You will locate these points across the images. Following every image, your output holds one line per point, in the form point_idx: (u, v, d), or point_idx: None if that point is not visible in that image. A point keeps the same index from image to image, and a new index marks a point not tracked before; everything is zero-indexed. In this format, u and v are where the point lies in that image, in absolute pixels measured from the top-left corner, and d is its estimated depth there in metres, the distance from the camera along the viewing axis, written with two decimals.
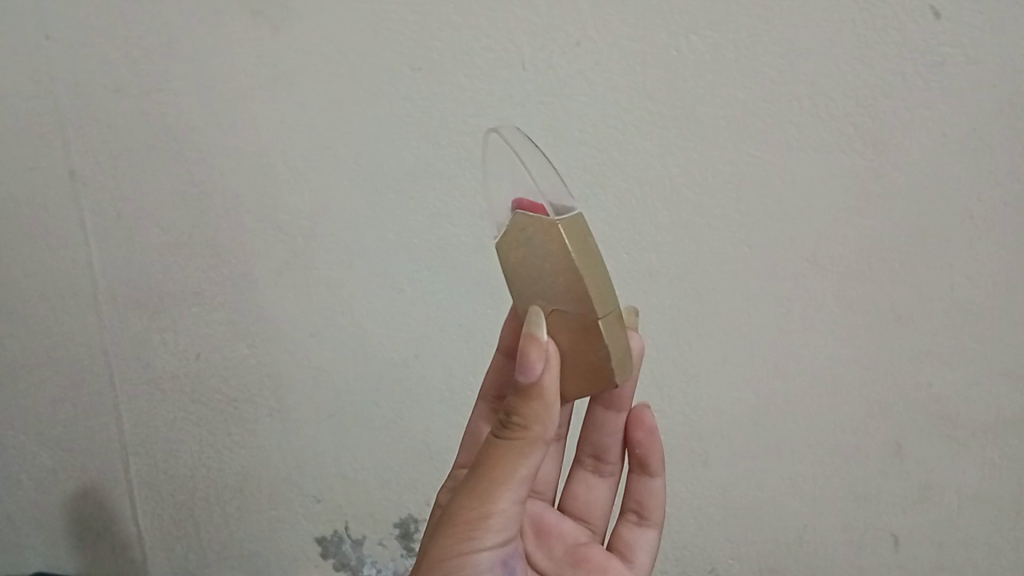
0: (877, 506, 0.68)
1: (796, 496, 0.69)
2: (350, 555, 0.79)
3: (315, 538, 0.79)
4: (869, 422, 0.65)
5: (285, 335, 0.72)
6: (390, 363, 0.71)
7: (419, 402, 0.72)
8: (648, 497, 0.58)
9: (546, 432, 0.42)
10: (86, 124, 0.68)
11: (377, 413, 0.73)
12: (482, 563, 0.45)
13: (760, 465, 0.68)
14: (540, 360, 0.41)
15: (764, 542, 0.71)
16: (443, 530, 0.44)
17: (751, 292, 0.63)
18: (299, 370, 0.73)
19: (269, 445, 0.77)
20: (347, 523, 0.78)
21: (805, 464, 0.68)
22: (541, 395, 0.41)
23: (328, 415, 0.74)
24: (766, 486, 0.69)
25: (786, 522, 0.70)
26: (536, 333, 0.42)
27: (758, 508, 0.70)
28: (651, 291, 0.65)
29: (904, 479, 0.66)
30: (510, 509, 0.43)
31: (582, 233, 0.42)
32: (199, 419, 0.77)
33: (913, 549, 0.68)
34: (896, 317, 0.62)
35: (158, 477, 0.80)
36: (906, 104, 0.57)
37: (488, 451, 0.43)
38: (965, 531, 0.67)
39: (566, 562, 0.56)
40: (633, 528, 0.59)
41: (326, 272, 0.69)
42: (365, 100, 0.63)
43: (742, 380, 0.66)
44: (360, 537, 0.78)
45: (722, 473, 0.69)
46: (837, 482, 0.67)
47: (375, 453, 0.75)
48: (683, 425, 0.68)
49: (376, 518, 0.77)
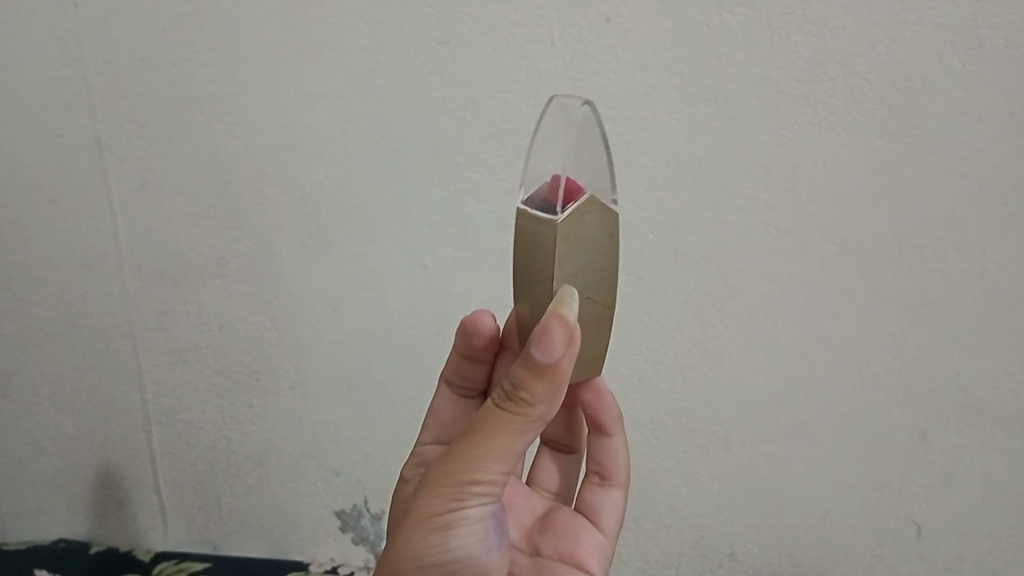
0: (899, 494, 0.67)
1: (817, 482, 0.68)
2: (368, 530, 0.80)
3: (335, 511, 0.81)
4: (894, 410, 0.64)
5: (307, 309, 0.72)
6: (412, 339, 0.71)
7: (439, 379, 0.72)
8: (606, 456, 0.58)
9: (551, 409, 0.41)
10: (112, 94, 0.68)
11: (397, 389, 0.74)
12: (472, 520, 0.44)
13: (781, 450, 0.68)
14: (562, 340, 0.38)
15: (783, 527, 0.70)
16: (429, 489, 0.43)
17: (778, 276, 0.62)
18: (320, 344, 0.73)
19: (290, 418, 0.77)
20: (366, 497, 0.79)
21: (827, 452, 0.67)
22: (556, 376, 0.39)
23: (349, 388, 0.75)
24: (787, 471, 0.68)
25: (806, 508, 0.69)
26: (563, 312, 0.39)
27: (778, 494, 0.69)
28: (676, 274, 0.64)
29: (927, 467, 0.65)
30: (503, 474, 0.42)
31: None
32: (220, 390, 0.78)
33: (934, 538, 0.68)
34: (925, 303, 0.61)
35: (180, 447, 0.81)
36: (944, 86, 0.55)
37: (483, 418, 0.42)
38: (986, 523, 0.66)
39: (534, 529, 0.56)
40: (597, 490, 0.58)
41: (349, 246, 0.69)
42: (391, 75, 0.62)
43: (765, 363, 0.65)
44: (379, 512, 0.79)
45: (742, 457, 0.69)
46: (858, 469, 0.67)
47: (394, 428, 0.75)
48: (704, 409, 0.68)
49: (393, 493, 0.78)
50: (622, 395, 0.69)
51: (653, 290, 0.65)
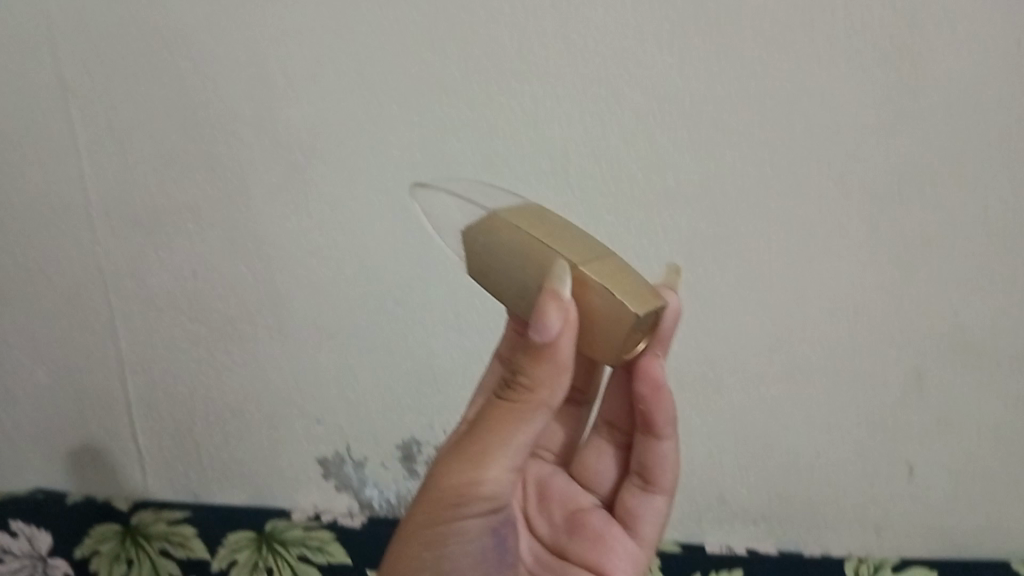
0: (893, 434, 0.66)
1: (811, 425, 0.67)
2: (351, 477, 0.78)
3: (317, 458, 0.78)
4: (890, 352, 0.63)
5: (285, 253, 0.69)
6: (395, 283, 0.69)
7: (425, 324, 0.70)
8: (652, 458, 0.53)
9: (552, 400, 0.40)
10: (74, 28, 0.64)
11: (380, 334, 0.71)
12: (471, 531, 0.43)
13: (774, 393, 0.66)
14: (559, 319, 0.37)
15: (775, 471, 0.69)
16: (428, 494, 0.42)
17: (774, 215, 0.60)
18: (299, 289, 0.71)
19: (270, 364, 0.75)
20: (348, 443, 0.77)
21: (820, 394, 0.66)
22: (557, 359, 0.38)
23: (329, 334, 0.72)
24: (781, 417, 0.67)
25: (799, 452, 0.68)
26: (558, 291, 0.37)
27: (770, 437, 0.67)
28: (668, 214, 0.61)
29: (923, 408, 0.64)
30: (502, 476, 0.41)
31: (534, 214, 0.41)
32: (197, 337, 0.75)
33: (926, 480, 0.67)
34: (924, 242, 0.59)
35: (157, 396, 0.79)
36: (946, 15, 0.53)
37: (484, 413, 0.41)
38: (982, 464, 0.66)
39: (562, 528, 0.53)
40: (638, 494, 0.54)
41: (327, 187, 0.66)
42: (368, 7, 0.59)
43: (761, 305, 0.63)
44: (362, 459, 0.77)
45: (734, 402, 0.67)
46: (853, 412, 0.66)
47: (379, 375, 0.73)
48: (696, 353, 0.66)
49: (378, 439, 0.76)
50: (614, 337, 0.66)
51: (645, 229, 0.62)
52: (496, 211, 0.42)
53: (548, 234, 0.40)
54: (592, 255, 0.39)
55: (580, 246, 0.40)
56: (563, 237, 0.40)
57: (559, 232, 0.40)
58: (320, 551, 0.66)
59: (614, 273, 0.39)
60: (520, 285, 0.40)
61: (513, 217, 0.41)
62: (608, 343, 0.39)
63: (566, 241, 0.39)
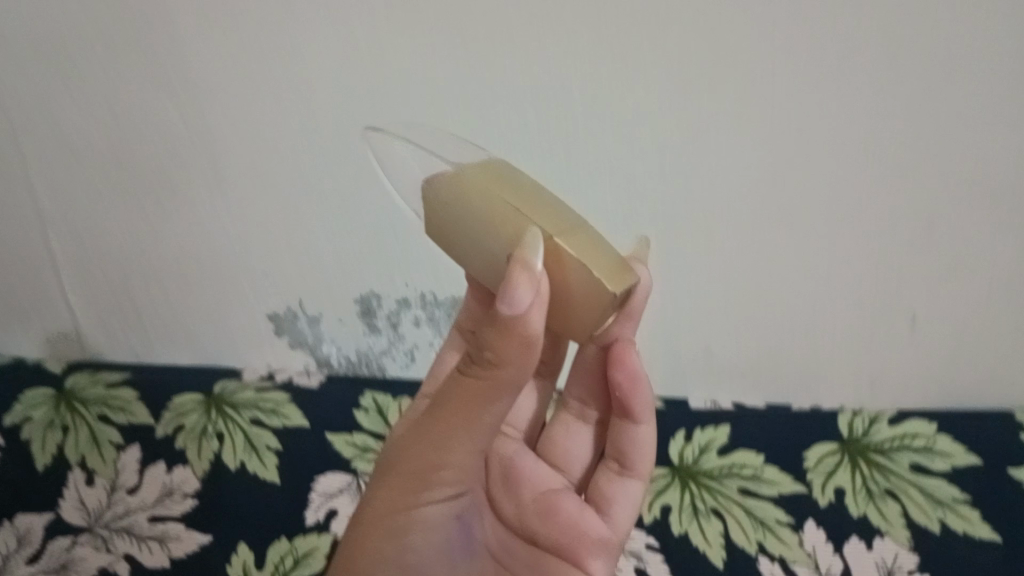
0: (924, 318, 0.51)
1: (824, 314, 0.52)
2: (307, 333, 0.63)
3: (267, 314, 0.62)
4: (927, 227, 0.47)
5: (118, 108, 0.51)
6: (273, 144, 0.51)
7: (345, 199, 0.53)
8: (628, 442, 0.41)
9: (522, 376, 0.29)
10: None
11: (269, 213, 0.55)
12: (431, 520, 0.34)
13: (777, 278, 0.51)
14: (529, 288, 0.27)
15: (780, 365, 0.55)
16: (382, 476, 0.34)
17: (783, 36, 0.41)
18: (151, 157, 0.54)
19: (142, 248, 0.60)
20: (302, 297, 0.61)
21: (839, 280, 0.50)
22: (527, 334, 0.28)
23: (206, 213, 0.56)
24: (737, 259, 0.50)
25: (811, 341, 0.54)
26: (528, 256, 0.28)
27: (771, 327, 0.53)
28: (639, 33, 0.42)
29: (964, 287, 0.50)
30: (466, 460, 0.32)
31: (501, 171, 0.31)
32: (38, 223, 0.59)
33: (968, 365, 0.53)
34: (992, 74, 0.41)
35: (12, 290, 0.64)
36: None
37: (444, 390, 0.31)
38: (983, 315, 0.51)
39: (529, 510, 0.39)
40: (613, 479, 0.42)
41: (148, 18, 0.47)
42: None
43: (762, 171, 0.46)
44: (318, 314, 0.61)
45: (725, 289, 0.52)
46: (874, 299, 0.51)
47: (279, 257, 0.58)
48: (678, 228, 0.50)
49: (326, 295, 0.60)
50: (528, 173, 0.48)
51: (602, 62, 0.44)
52: (457, 165, 0.32)
53: (514, 194, 0.30)
54: (568, 223, 0.30)
55: (556, 211, 0.30)
56: (534, 198, 0.30)
57: (529, 191, 0.31)
58: (275, 414, 0.58)
59: (596, 245, 0.30)
60: (485, 256, 0.30)
61: (479, 173, 0.31)
62: (586, 330, 0.30)
63: (536, 203, 0.30)
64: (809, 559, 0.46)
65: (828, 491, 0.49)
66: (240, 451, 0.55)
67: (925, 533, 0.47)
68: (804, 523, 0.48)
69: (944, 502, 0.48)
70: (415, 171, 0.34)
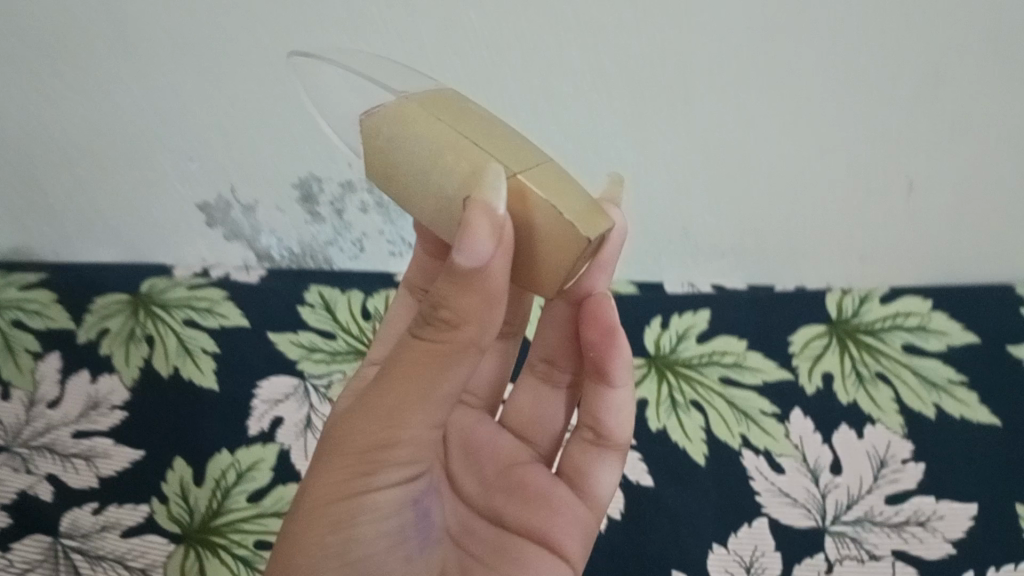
0: (932, 193, 0.45)
1: (821, 192, 0.46)
2: (242, 224, 0.54)
3: (195, 203, 0.53)
4: (946, 95, 0.40)
5: None
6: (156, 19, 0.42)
7: (255, 82, 0.44)
8: (603, 413, 0.37)
9: (483, 334, 0.26)
10: None
11: (167, 102, 0.46)
12: (383, 507, 0.28)
13: (769, 157, 0.44)
14: (489, 232, 0.24)
15: (768, 244, 0.50)
16: (324, 454, 0.28)
17: None
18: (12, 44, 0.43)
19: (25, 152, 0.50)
20: (232, 184, 0.51)
21: (839, 157, 0.44)
22: (487, 286, 0.25)
23: (94, 106, 0.47)
24: (723, 125, 0.42)
25: (803, 220, 0.48)
26: (488, 196, 0.24)
27: (760, 208, 0.47)
28: None
29: (979, 158, 0.43)
30: (423, 434, 0.28)
31: (452, 101, 0.27)
32: None
33: (975, 234, 0.47)
34: None
35: None
36: None
37: (394, 356, 0.27)
38: (998, 186, 0.44)
39: (496, 489, 0.36)
40: (586, 450, 0.38)
41: None
42: None
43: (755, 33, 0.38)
44: (252, 202, 0.52)
45: (710, 169, 0.45)
46: (878, 174, 0.44)
47: (188, 154, 0.49)
48: (655, 102, 0.42)
49: (254, 185, 0.51)
50: (474, 17, 0.39)
51: None
52: (401, 94, 0.27)
53: (471, 127, 0.26)
54: (532, 157, 0.25)
55: (516, 144, 0.26)
56: (493, 130, 0.26)
57: (486, 123, 0.26)
58: (211, 313, 0.53)
59: (565, 182, 0.25)
60: (435, 197, 0.26)
61: (427, 103, 0.26)
62: (556, 285, 0.26)
63: (494, 134, 0.26)
64: (796, 451, 0.44)
65: (817, 377, 0.47)
66: (173, 355, 0.50)
67: (920, 418, 0.45)
68: (791, 413, 0.45)
69: (940, 385, 0.46)
70: (355, 105, 0.30)
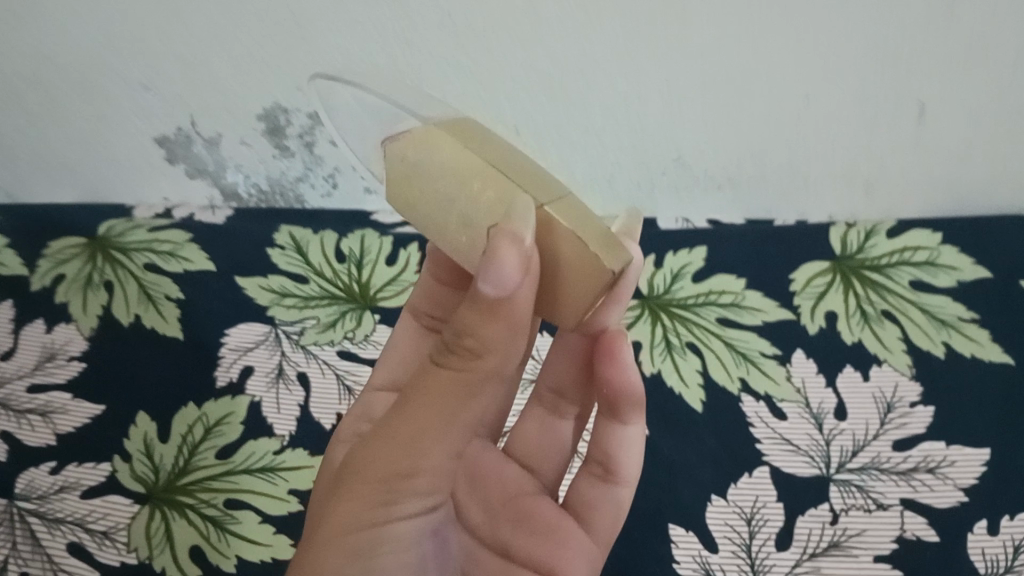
0: (944, 118, 0.42)
1: (824, 118, 0.42)
2: (205, 159, 0.50)
3: (154, 137, 0.49)
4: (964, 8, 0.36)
5: None
6: None
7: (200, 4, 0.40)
8: (615, 447, 0.35)
9: (505, 364, 0.26)
10: None
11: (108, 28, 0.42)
12: (406, 537, 0.28)
13: (770, 81, 0.40)
14: (519, 263, 0.23)
15: (768, 173, 0.47)
16: (341, 485, 0.27)
17: None
18: None
19: None
20: (192, 116, 0.47)
21: (845, 80, 0.40)
22: (513, 316, 0.24)
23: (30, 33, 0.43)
24: (721, 46, 0.39)
25: (805, 149, 0.45)
26: (518, 225, 0.23)
27: (759, 136, 0.44)
28: None
29: (997, 80, 0.39)
30: (442, 464, 0.27)
31: (473, 129, 0.26)
32: None
33: (988, 162, 0.44)
34: None
35: None
36: None
37: (412, 387, 0.26)
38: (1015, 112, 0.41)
39: (501, 516, 0.33)
40: (594, 485, 0.35)
41: None
42: None
43: None
44: (215, 136, 0.48)
45: (706, 94, 0.42)
46: (885, 100, 0.41)
47: (137, 85, 0.45)
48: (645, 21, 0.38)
49: (215, 116, 0.47)
50: None
51: None
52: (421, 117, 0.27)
53: (493, 155, 0.25)
54: (555, 190, 0.25)
55: (540, 175, 0.25)
56: (516, 159, 0.25)
57: (509, 152, 0.26)
58: (173, 257, 0.49)
59: (587, 214, 0.25)
60: (460, 224, 0.25)
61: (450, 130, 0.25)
62: (576, 318, 0.26)
63: (519, 165, 0.25)
64: (798, 394, 0.42)
65: (819, 316, 0.45)
66: (133, 303, 0.47)
67: (928, 358, 0.43)
68: (792, 355, 0.43)
69: (949, 322, 0.44)
70: (354, 118, 0.28)
